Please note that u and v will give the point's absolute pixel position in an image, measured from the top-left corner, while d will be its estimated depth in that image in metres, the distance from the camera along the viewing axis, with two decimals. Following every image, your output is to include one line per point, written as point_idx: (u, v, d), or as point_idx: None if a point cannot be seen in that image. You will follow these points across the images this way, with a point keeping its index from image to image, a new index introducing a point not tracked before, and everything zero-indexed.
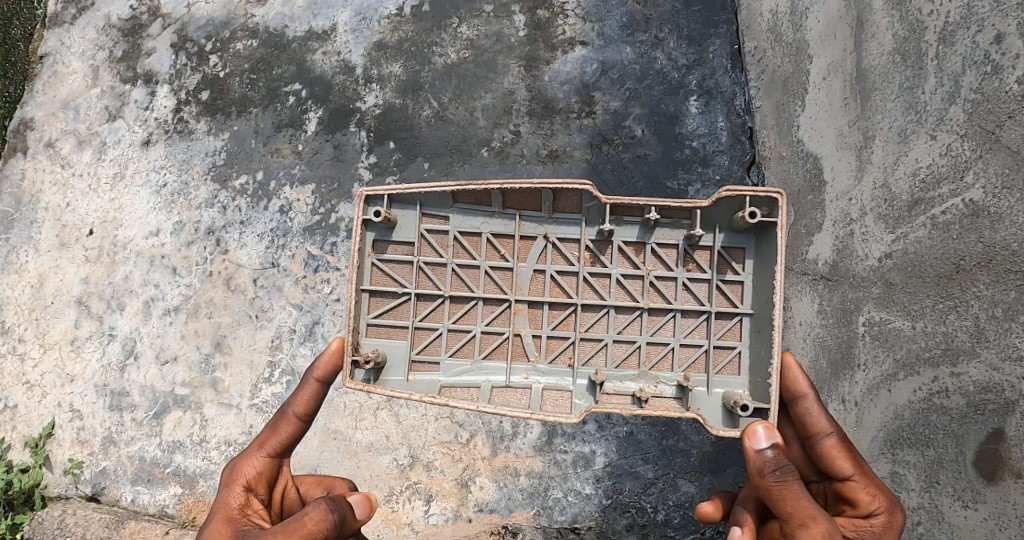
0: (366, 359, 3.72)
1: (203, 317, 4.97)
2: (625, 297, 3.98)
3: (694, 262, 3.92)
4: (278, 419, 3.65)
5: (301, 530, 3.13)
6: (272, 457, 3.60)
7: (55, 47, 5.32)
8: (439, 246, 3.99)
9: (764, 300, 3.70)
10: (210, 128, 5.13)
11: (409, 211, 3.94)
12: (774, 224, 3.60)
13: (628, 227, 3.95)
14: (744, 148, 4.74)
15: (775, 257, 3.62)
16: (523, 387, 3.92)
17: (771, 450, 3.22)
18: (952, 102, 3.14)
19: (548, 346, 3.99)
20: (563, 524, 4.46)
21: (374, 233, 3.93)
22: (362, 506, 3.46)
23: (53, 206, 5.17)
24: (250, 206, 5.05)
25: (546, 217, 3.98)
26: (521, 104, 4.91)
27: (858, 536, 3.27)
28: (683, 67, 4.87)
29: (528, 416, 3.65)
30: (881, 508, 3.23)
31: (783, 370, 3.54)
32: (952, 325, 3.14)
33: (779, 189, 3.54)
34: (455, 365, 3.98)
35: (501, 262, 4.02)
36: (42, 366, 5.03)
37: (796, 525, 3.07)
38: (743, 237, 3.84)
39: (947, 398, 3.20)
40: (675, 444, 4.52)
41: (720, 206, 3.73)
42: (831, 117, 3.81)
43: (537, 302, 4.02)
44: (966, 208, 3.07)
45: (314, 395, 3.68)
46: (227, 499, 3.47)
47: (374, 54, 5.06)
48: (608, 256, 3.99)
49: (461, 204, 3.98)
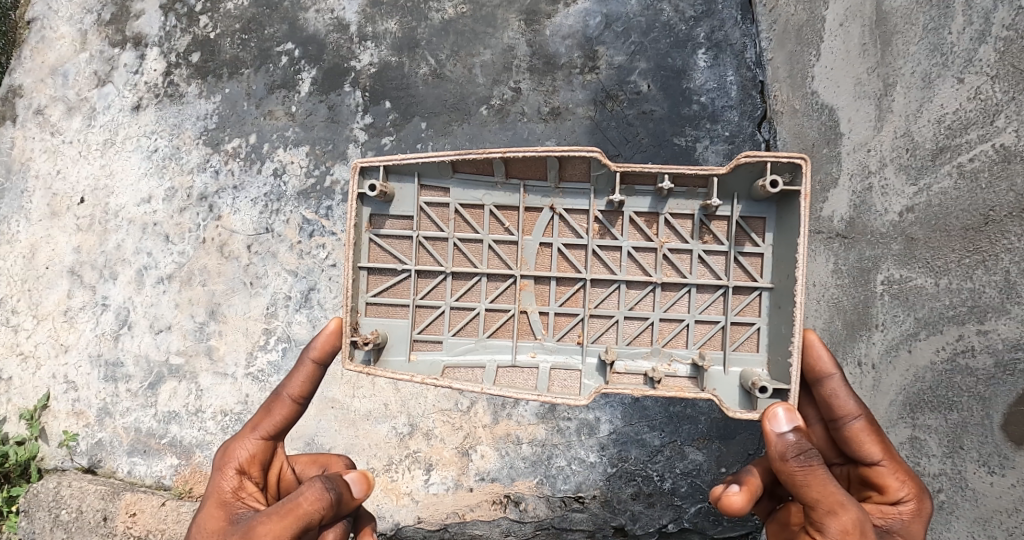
0: (365, 341, 3.61)
1: (197, 285, 4.84)
2: (636, 271, 3.81)
3: (711, 234, 3.74)
4: (272, 400, 3.51)
5: (296, 511, 3.02)
6: (266, 438, 3.45)
7: (43, 11, 5.11)
8: (439, 220, 3.82)
9: (786, 274, 3.51)
10: (201, 91, 4.95)
11: (406, 183, 3.77)
12: (797, 192, 3.38)
13: (639, 197, 3.74)
14: (755, 103, 4.51)
15: (797, 224, 3.41)
16: (530, 367, 3.78)
17: (792, 433, 3.05)
18: (981, 41, 2.97)
19: (555, 324, 3.84)
20: (567, 493, 4.35)
21: (370, 208, 3.75)
22: (360, 484, 3.31)
23: (43, 173, 5.01)
24: (242, 170, 4.88)
25: (551, 187, 3.79)
26: (521, 59, 4.71)
27: (886, 523, 3.13)
28: (691, 18, 4.63)
29: (534, 399, 3.51)
30: (910, 495, 3.10)
31: (805, 348, 3.36)
32: (979, 281, 3.00)
33: (803, 155, 3.31)
34: (458, 344, 3.84)
35: (505, 236, 3.85)
36: (36, 337, 4.92)
37: (824, 512, 2.91)
38: (763, 206, 3.64)
39: (973, 358, 3.06)
40: (682, 411, 4.38)
41: (738, 173, 3.52)
42: (849, 64, 3.58)
43: (544, 277, 3.86)
44: (996, 154, 2.91)
45: (311, 376, 3.54)
46: (219, 483, 3.31)
47: (369, 11, 4.84)
48: (618, 228, 3.79)
49: (462, 174, 3.79)
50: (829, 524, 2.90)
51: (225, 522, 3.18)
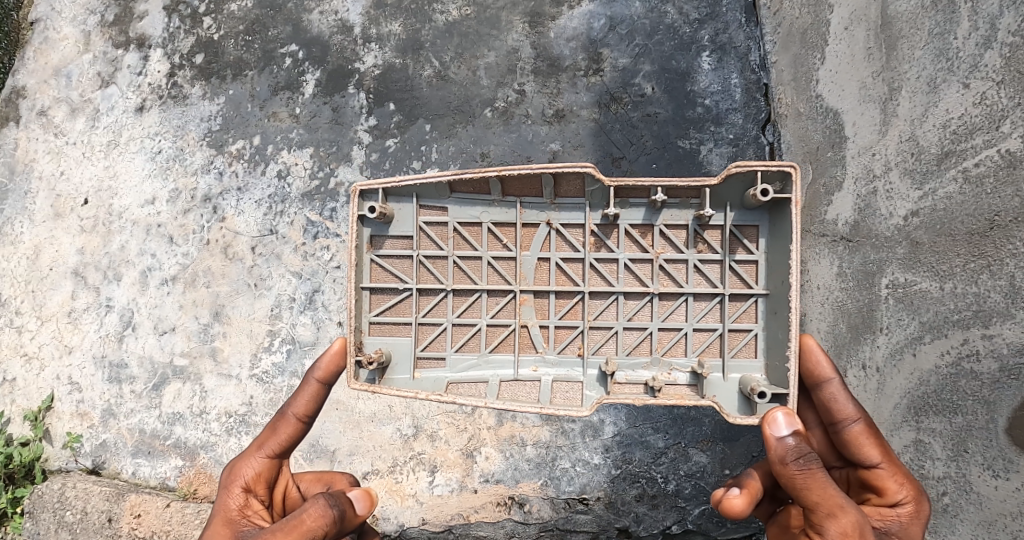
0: (370, 359, 3.62)
1: (201, 286, 4.85)
2: (635, 282, 3.82)
3: (705, 242, 3.75)
4: (277, 419, 3.51)
5: (300, 527, 3.04)
6: (272, 457, 3.48)
7: (46, 12, 5.12)
8: (438, 238, 3.84)
9: (780, 280, 3.52)
10: (205, 92, 4.96)
11: (405, 203, 3.78)
12: (788, 200, 3.39)
13: (634, 209, 3.77)
14: (759, 105, 4.52)
15: (790, 232, 3.43)
16: (533, 380, 3.79)
17: (792, 437, 3.06)
18: (987, 47, 2.98)
19: (556, 337, 3.86)
20: (571, 494, 4.36)
21: (370, 229, 3.77)
22: (363, 501, 3.32)
23: (47, 175, 5.01)
24: (247, 171, 4.89)
25: (547, 203, 3.81)
26: (526, 62, 4.71)
27: (885, 525, 3.15)
28: (695, 21, 4.64)
29: (538, 410, 3.52)
30: (908, 498, 3.12)
31: (803, 354, 3.37)
32: (984, 285, 3.02)
33: (792, 163, 3.31)
34: (461, 360, 3.85)
35: (503, 252, 3.86)
36: (40, 338, 4.93)
37: (823, 515, 2.93)
38: (756, 214, 3.64)
39: (978, 362, 3.08)
40: (686, 413, 4.39)
41: (730, 182, 3.53)
42: (854, 69, 3.59)
43: (543, 291, 3.87)
44: (1002, 159, 2.93)
45: (315, 396, 3.54)
46: (226, 501, 3.36)
47: (373, 13, 4.85)
48: (614, 240, 3.81)
49: (459, 194, 3.81)
50: (828, 527, 2.92)
51: None
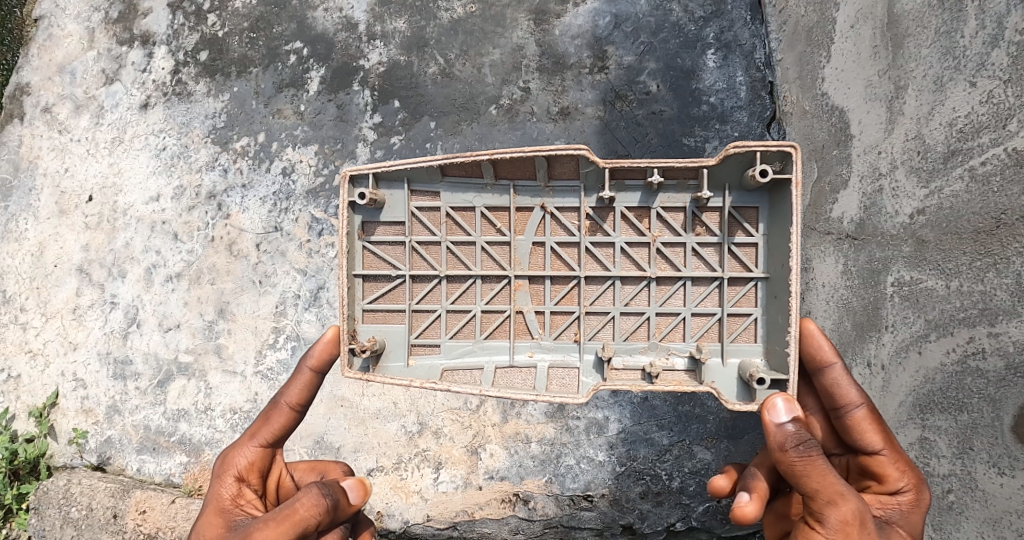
0: (363, 347, 3.63)
1: (206, 283, 4.86)
2: (631, 266, 3.82)
3: (703, 226, 3.75)
4: (270, 408, 3.53)
5: (292, 517, 3.03)
6: (265, 446, 3.47)
7: (50, 9, 5.12)
8: (431, 224, 3.84)
9: (780, 264, 3.51)
10: (210, 89, 4.96)
11: (396, 189, 3.77)
12: (787, 181, 3.40)
13: (630, 192, 3.76)
14: (764, 103, 4.52)
15: (790, 215, 3.42)
16: (528, 367, 3.81)
17: (792, 423, 3.07)
18: (994, 45, 2.98)
19: (552, 322, 3.86)
20: (575, 491, 4.37)
21: (362, 216, 3.76)
22: (356, 491, 3.36)
23: (51, 172, 5.02)
24: (251, 168, 4.89)
25: (541, 187, 3.80)
26: (530, 59, 4.71)
27: (885, 513, 3.17)
28: (700, 19, 4.64)
29: (533, 398, 3.52)
30: (909, 486, 3.13)
31: (803, 337, 3.36)
32: (990, 283, 3.03)
33: (792, 143, 3.30)
34: (456, 346, 3.86)
35: (498, 237, 3.86)
36: (45, 335, 4.94)
37: (823, 503, 2.92)
38: (755, 196, 3.64)
39: (984, 360, 3.09)
40: (691, 411, 4.40)
41: (728, 165, 3.52)
42: (860, 67, 3.59)
43: (538, 277, 3.88)
44: (1009, 158, 2.93)
45: (308, 385, 3.55)
46: (218, 490, 3.35)
47: (377, 10, 4.85)
48: (610, 224, 3.81)
49: (451, 178, 3.79)
50: (829, 514, 2.91)
51: (224, 530, 3.24)
